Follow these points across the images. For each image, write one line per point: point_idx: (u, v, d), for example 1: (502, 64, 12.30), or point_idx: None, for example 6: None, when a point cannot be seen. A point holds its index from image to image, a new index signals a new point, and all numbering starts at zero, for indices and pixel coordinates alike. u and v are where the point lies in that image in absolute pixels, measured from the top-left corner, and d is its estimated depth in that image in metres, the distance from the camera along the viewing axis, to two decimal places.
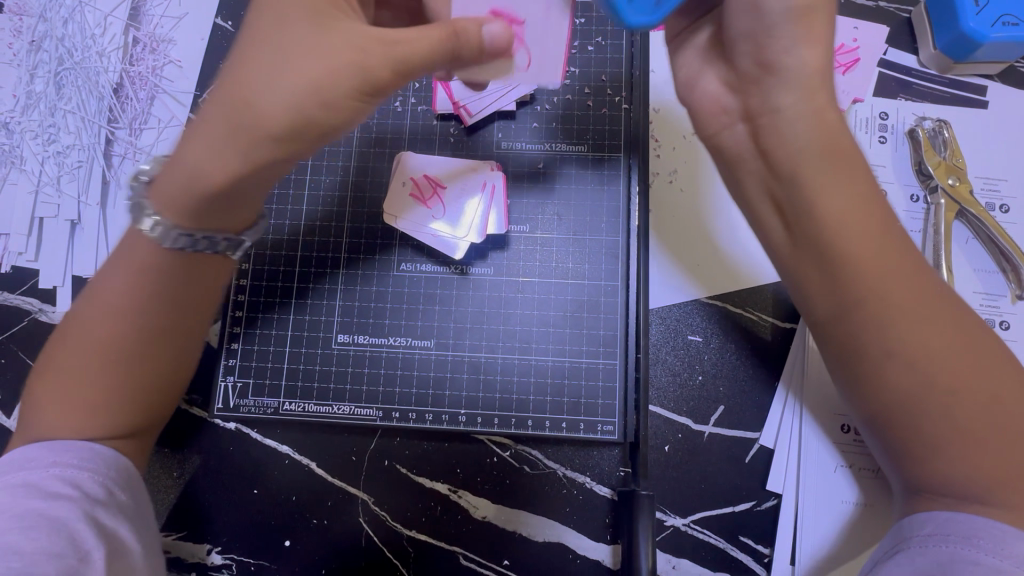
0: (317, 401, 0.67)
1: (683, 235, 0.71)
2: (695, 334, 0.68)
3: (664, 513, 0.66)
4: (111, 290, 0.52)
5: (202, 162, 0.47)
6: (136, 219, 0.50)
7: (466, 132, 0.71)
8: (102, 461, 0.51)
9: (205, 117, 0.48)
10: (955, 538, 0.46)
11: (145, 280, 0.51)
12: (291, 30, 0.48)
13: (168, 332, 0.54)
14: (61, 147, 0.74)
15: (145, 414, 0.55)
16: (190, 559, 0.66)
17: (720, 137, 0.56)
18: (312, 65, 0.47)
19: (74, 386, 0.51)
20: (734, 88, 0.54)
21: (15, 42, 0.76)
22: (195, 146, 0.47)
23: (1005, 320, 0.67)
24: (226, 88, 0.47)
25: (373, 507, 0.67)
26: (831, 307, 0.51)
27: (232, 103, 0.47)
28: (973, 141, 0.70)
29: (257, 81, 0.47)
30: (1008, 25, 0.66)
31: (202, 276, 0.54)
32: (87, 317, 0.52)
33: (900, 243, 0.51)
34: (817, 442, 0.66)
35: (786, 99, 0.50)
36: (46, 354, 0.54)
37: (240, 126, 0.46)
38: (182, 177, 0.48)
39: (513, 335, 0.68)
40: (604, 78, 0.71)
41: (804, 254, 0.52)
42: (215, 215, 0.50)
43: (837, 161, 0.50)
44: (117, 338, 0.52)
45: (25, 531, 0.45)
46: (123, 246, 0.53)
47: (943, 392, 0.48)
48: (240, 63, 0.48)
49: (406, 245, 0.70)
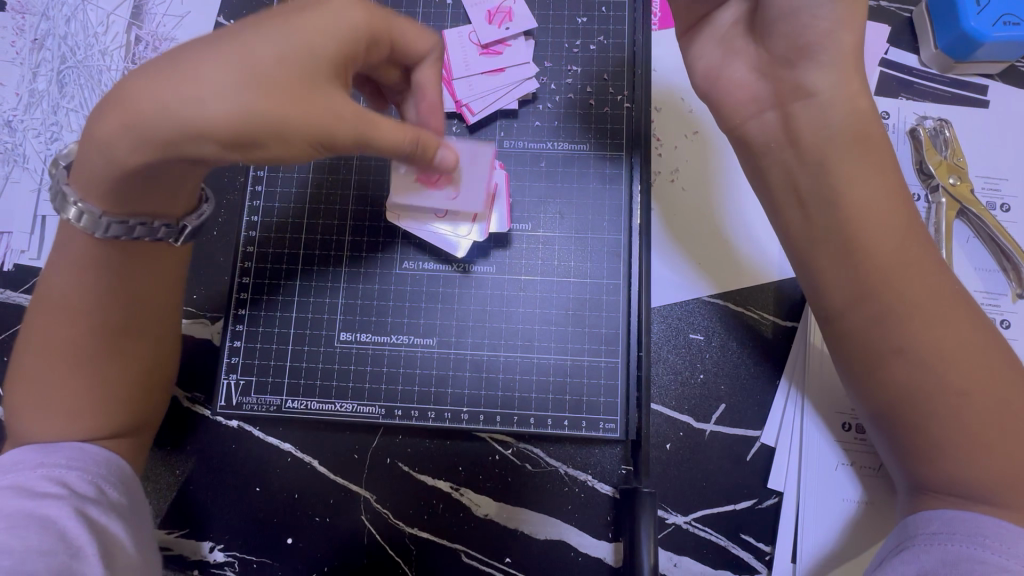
0: (320, 399, 0.67)
1: (685, 234, 0.71)
2: (696, 333, 0.68)
3: (666, 511, 0.66)
4: (62, 288, 0.52)
5: (120, 143, 0.40)
6: (59, 208, 0.48)
7: (468, 131, 0.71)
8: (90, 458, 0.52)
9: (132, 88, 0.39)
10: (961, 536, 0.46)
11: (91, 273, 0.51)
12: (271, 50, 0.42)
13: (128, 324, 0.54)
14: (64, 145, 0.74)
15: (129, 411, 0.56)
16: (191, 557, 0.66)
17: (745, 128, 0.58)
18: (272, 99, 0.41)
19: (51, 391, 0.52)
20: (765, 72, 0.56)
21: (17, 40, 0.76)
22: (113, 118, 0.40)
23: (1006, 319, 0.67)
24: (167, 64, 0.39)
25: (376, 505, 0.67)
26: (844, 300, 0.52)
27: (165, 91, 0.38)
28: (974, 141, 0.70)
29: (200, 78, 0.39)
30: (1009, 24, 0.66)
31: (151, 262, 0.54)
32: (45, 316, 0.53)
33: (914, 238, 0.51)
34: (818, 440, 0.66)
35: (824, 82, 0.52)
36: (16, 360, 0.54)
37: (169, 120, 0.39)
38: (97, 153, 0.42)
39: (515, 333, 0.68)
40: (607, 77, 0.71)
41: (820, 244, 0.54)
42: (142, 198, 0.47)
43: (864, 151, 0.52)
44: (79, 334, 0.52)
45: (12, 530, 0.44)
46: (63, 241, 0.52)
47: (946, 388, 0.48)
48: (194, 49, 0.40)
49: (409, 243, 0.70)
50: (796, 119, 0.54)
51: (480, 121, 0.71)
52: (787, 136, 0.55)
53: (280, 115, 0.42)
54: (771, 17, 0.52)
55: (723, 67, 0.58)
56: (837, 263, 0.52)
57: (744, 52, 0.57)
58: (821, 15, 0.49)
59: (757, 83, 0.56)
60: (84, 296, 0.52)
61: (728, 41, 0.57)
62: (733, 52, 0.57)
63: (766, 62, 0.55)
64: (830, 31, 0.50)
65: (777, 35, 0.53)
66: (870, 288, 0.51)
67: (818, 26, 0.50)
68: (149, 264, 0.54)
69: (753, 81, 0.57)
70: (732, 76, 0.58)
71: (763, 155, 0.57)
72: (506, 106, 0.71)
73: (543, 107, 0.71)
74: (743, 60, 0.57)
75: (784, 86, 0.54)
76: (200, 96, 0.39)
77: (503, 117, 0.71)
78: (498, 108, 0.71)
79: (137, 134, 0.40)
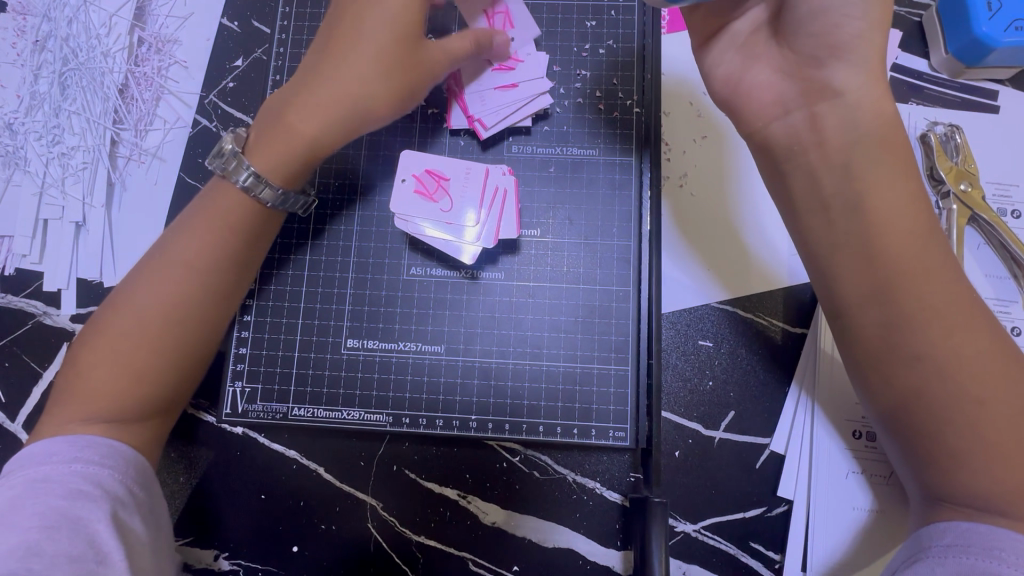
0: (326, 407, 0.67)
1: (694, 240, 0.70)
2: (705, 339, 0.68)
3: (675, 519, 0.65)
4: (186, 246, 0.57)
5: (319, 138, 0.59)
6: (229, 172, 0.58)
7: (481, 148, 0.71)
8: (121, 458, 0.52)
9: (312, 92, 0.59)
10: (976, 550, 0.46)
11: (219, 235, 0.57)
12: (376, 22, 0.58)
13: (234, 288, 0.59)
14: (66, 148, 0.73)
15: (166, 402, 0.56)
16: (196, 565, 0.66)
17: (769, 129, 0.57)
18: (394, 63, 0.58)
19: (126, 350, 0.54)
20: (791, 74, 0.55)
21: (19, 42, 0.75)
22: (303, 120, 0.58)
23: (1017, 325, 0.67)
24: (329, 65, 0.59)
25: (382, 513, 0.66)
26: (859, 305, 0.52)
27: (339, 93, 0.58)
28: (985, 147, 0.70)
29: (353, 79, 0.58)
30: (1022, 29, 0.65)
31: (262, 235, 0.60)
32: (158, 274, 0.56)
33: (933, 247, 0.51)
34: (828, 449, 0.66)
35: (851, 83, 0.51)
36: (82, 339, 0.56)
37: (344, 98, 0.58)
38: (287, 143, 0.58)
39: (524, 340, 0.67)
40: (616, 81, 0.70)
41: (840, 253, 0.53)
42: (306, 171, 0.60)
43: (888, 156, 0.51)
44: (192, 290, 0.56)
45: (46, 531, 0.45)
46: (198, 208, 0.58)
47: (962, 398, 0.48)
48: (337, 48, 0.59)
49: (416, 249, 0.69)
50: (824, 120, 0.53)
51: (492, 138, 0.70)
52: (814, 137, 0.54)
53: (415, 79, 0.60)
54: (800, 16, 0.52)
55: (741, 75, 0.58)
56: (854, 272, 0.52)
57: (766, 57, 0.56)
58: (851, 15, 0.50)
59: (783, 83, 0.55)
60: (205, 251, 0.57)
61: (748, 47, 0.58)
62: (755, 56, 0.57)
63: (793, 62, 0.55)
64: (863, 31, 0.50)
65: (807, 35, 0.53)
66: (885, 295, 0.50)
67: (847, 26, 0.50)
68: (256, 234, 0.59)
69: (779, 81, 0.56)
70: (749, 83, 0.57)
71: (788, 159, 0.56)
72: (517, 124, 0.70)
73: (553, 114, 0.71)
74: (767, 63, 0.56)
75: (812, 85, 0.53)
76: (367, 90, 0.58)
77: (512, 136, 0.71)
78: (506, 125, 0.70)
79: (333, 125, 0.59)
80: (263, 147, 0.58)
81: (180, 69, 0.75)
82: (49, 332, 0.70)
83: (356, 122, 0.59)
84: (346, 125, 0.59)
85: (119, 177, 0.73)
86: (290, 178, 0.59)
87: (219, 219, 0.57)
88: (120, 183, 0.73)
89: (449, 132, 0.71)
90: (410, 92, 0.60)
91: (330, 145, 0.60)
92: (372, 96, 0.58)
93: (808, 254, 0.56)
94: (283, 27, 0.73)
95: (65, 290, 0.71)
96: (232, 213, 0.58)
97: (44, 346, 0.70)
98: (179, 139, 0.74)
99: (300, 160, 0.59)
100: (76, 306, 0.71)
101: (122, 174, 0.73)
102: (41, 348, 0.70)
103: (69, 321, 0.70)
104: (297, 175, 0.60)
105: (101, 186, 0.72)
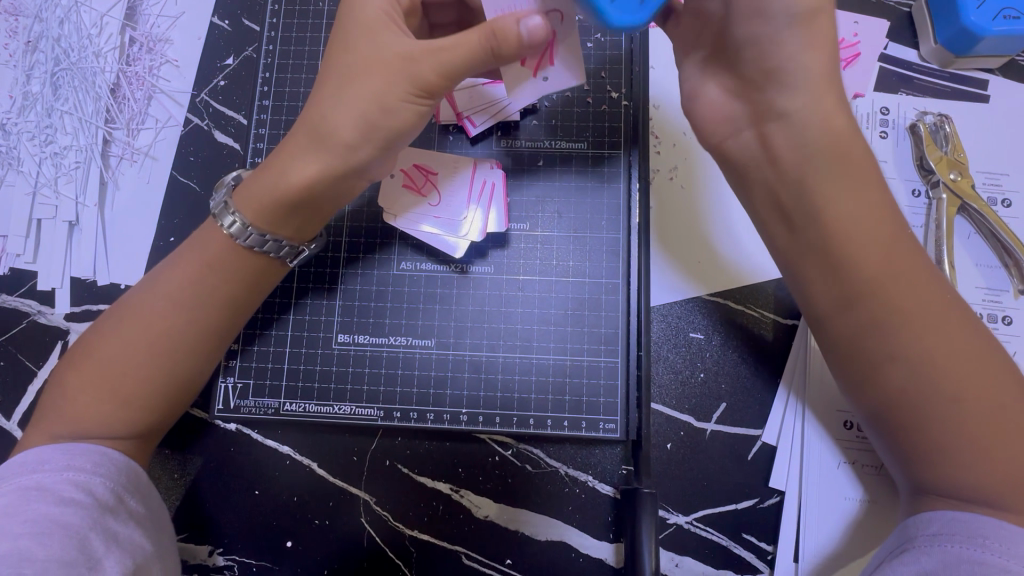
0: (318, 402, 0.67)
1: (681, 235, 0.70)
2: (696, 331, 0.68)
3: (667, 511, 0.65)
4: (172, 281, 0.57)
5: (304, 182, 0.54)
6: (218, 216, 0.57)
7: (469, 142, 0.71)
8: (112, 466, 0.53)
9: (296, 141, 0.55)
10: (961, 538, 0.45)
11: (202, 274, 0.57)
12: (355, 60, 0.53)
13: (213, 331, 0.58)
14: (58, 148, 0.74)
15: (154, 418, 0.56)
16: (191, 561, 0.66)
17: (726, 145, 0.57)
18: (374, 92, 0.52)
19: (111, 374, 0.55)
20: (737, 95, 0.55)
21: (10, 43, 0.76)
22: (290, 167, 0.55)
23: (1008, 315, 0.66)
24: (310, 112, 0.55)
25: (375, 507, 0.67)
26: (831, 304, 0.53)
27: (310, 130, 0.54)
28: (975, 136, 0.70)
29: (332, 115, 0.53)
30: (1009, 18, 0.65)
31: (257, 283, 0.59)
32: (144, 304, 0.56)
33: (905, 245, 0.51)
34: (819, 440, 0.65)
35: (795, 104, 0.51)
36: (78, 351, 0.57)
37: (320, 135, 0.54)
38: (270, 189, 0.55)
39: (514, 334, 0.68)
40: (604, 74, 0.70)
41: (811, 257, 0.53)
42: (283, 209, 0.56)
43: (854, 166, 0.51)
44: (173, 328, 0.56)
45: (36, 536, 0.45)
46: (192, 241, 0.59)
47: (943, 388, 0.48)
48: (319, 94, 0.55)
49: (406, 244, 0.69)
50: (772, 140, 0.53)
51: (481, 134, 0.71)
52: (765, 157, 0.54)
53: (375, 85, 0.52)
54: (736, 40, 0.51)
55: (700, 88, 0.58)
56: (825, 275, 0.52)
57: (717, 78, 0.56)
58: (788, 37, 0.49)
59: (731, 104, 0.56)
60: (188, 293, 0.56)
61: None
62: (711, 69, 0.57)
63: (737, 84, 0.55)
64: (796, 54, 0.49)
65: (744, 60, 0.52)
66: (858, 290, 0.51)
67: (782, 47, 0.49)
68: (250, 278, 0.58)
69: (727, 102, 0.56)
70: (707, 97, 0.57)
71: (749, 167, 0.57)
72: (506, 118, 0.70)
73: (544, 107, 0.71)
74: (716, 84, 0.56)
75: (758, 107, 0.54)
76: (331, 112, 0.53)
77: (502, 131, 0.71)
78: (499, 120, 0.71)
79: (298, 155, 0.55)
80: (245, 188, 0.57)
81: (171, 68, 0.75)
82: (43, 330, 0.71)
83: (324, 149, 0.54)
84: (328, 164, 0.54)
85: (111, 175, 0.73)
86: (266, 217, 0.56)
87: (201, 256, 0.57)
88: (112, 181, 0.73)
89: (439, 125, 0.71)
90: (374, 103, 0.53)
91: (300, 176, 0.54)
92: (333, 116, 0.53)
93: (778, 249, 0.57)
94: (272, 25, 0.74)
95: (60, 289, 0.71)
96: (215, 254, 0.57)
97: (38, 344, 0.71)
98: (170, 138, 0.74)
99: (270, 194, 0.55)
100: (70, 306, 0.71)
101: (115, 173, 0.73)
102: (35, 347, 0.71)
103: (64, 320, 0.71)
104: (269, 211, 0.56)
105: (94, 185, 0.73)
